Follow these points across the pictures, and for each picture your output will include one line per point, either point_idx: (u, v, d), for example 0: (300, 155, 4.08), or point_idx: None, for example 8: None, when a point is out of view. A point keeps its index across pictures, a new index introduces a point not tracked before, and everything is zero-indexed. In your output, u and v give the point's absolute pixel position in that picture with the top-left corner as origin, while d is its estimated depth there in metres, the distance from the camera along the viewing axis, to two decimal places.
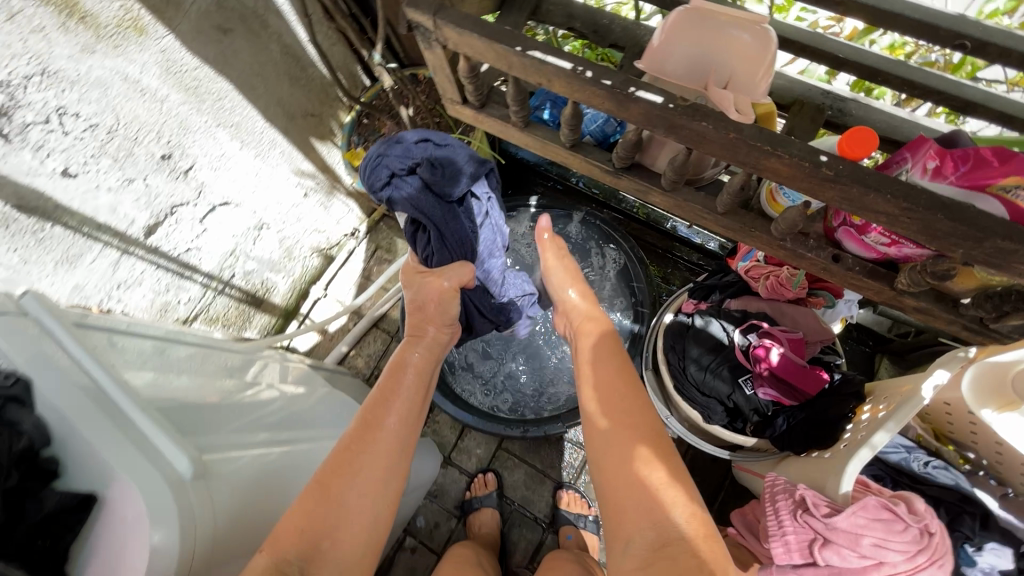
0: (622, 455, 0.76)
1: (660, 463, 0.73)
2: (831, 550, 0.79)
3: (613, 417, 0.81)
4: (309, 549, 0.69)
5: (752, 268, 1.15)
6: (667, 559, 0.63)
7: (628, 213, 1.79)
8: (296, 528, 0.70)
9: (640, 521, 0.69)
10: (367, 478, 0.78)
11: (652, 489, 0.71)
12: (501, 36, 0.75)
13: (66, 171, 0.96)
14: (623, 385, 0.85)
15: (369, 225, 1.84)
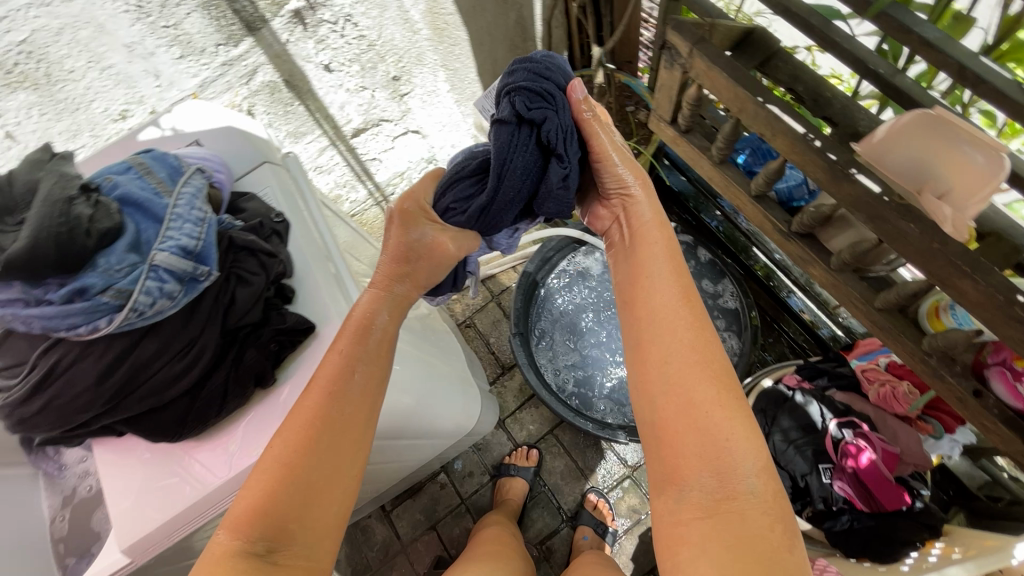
0: (682, 396, 0.61)
1: (723, 412, 0.59)
2: None
3: (667, 348, 0.64)
4: (275, 530, 0.56)
5: (870, 369, 1.15)
6: (735, 520, 0.55)
7: (749, 271, 1.80)
8: (257, 504, 0.56)
9: (702, 472, 0.57)
10: (336, 423, 0.62)
11: (717, 438, 0.58)
12: (746, 82, 0.82)
13: (328, 65, 1.15)
14: (680, 339, 0.65)
15: None
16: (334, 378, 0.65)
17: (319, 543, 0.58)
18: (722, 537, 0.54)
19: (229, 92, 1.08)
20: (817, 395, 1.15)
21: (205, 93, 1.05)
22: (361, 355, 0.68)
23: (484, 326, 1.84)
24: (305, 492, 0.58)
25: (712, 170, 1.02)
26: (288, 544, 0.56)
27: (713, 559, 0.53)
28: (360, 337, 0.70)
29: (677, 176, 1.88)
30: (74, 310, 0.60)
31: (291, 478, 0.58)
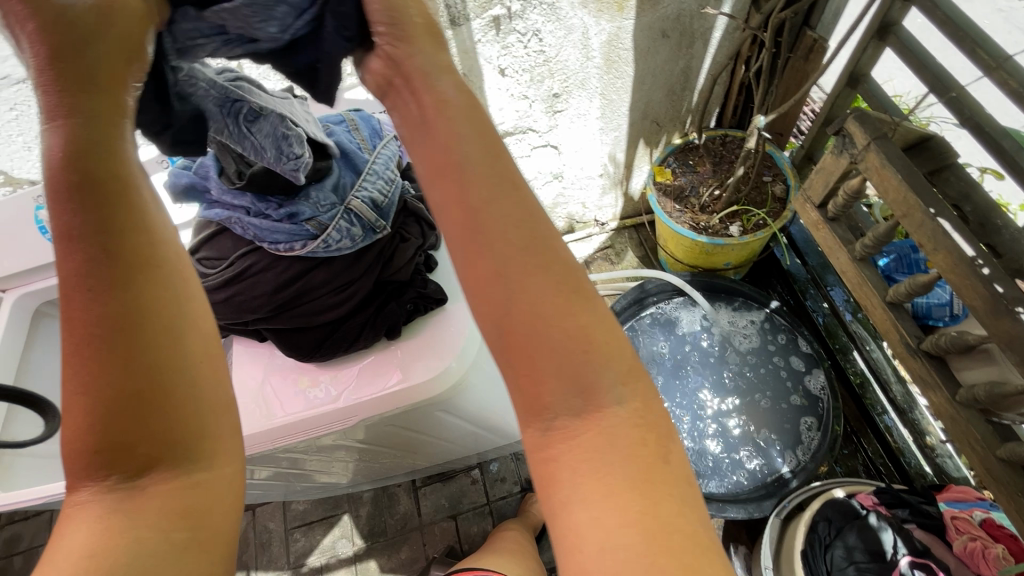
0: (547, 333, 0.44)
1: (577, 323, 0.45)
2: None
3: (496, 229, 0.45)
4: (115, 456, 0.41)
5: (960, 519, 1.06)
6: (609, 444, 0.44)
7: (842, 374, 1.70)
8: (85, 437, 0.41)
9: (561, 394, 0.44)
10: (117, 307, 0.42)
11: (575, 355, 0.44)
12: (921, 190, 0.80)
13: (503, 70, 1.24)
14: (508, 244, 0.45)
15: (617, 225, 1.99)
16: (93, 242, 0.42)
17: (193, 453, 0.43)
18: (619, 482, 0.43)
19: None
20: (894, 525, 1.07)
21: None
22: (94, 196, 0.42)
23: None
24: (127, 411, 0.41)
25: (848, 265, 1.00)
26: (150, 472, 0.42)
27: (611, 510, 0.42)
28: (94, 171, 0.43)
29: (791, 257, 1.82)
30: (283, 229, 0.76)
31: (97, 394, 0.41)
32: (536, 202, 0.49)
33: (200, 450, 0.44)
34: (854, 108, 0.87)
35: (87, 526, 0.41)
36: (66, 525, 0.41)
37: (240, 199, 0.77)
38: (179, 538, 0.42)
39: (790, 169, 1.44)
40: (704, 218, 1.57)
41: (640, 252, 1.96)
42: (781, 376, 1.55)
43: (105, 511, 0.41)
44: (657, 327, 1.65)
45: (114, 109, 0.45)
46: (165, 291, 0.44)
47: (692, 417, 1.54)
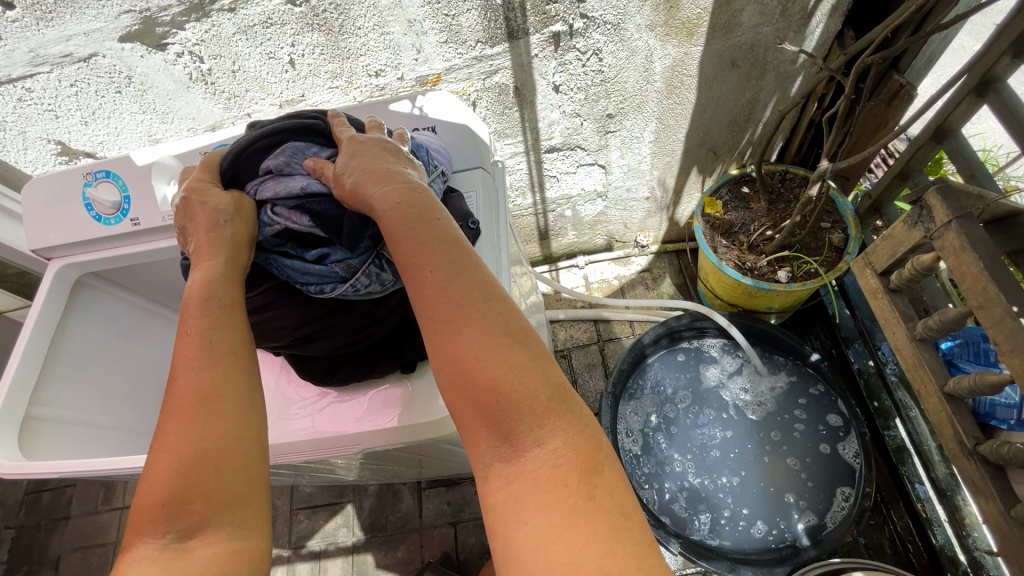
0: (490, 404, 0.55)
1: (512, 385, 0.55)
2: None
3: (452, 332, 0.58)
4: (176, 507, 0.54)
5: None
6: (532, 485, 0.52)
7: (879, 439, 1.60)
8: (159, 490, 0.54)
9: (496, 451, 0.55)
10: (208, 389, 0.60)
11: (501, 417, 0.55)
12: (1004, 283, 0.71)
13: (557, 86, 1.18)
14: (464, 336, 0.57)
15: (657, 249, 1.92)
16: (205, 337, 0.63)
17: (239, 504, 0.56)
18: (545, 519, 0.50)
19: (466, 82, 1.14)
20: None
21: (447, 77, 1.12)
22: (225, 307, 0.66)
23: (578, 364, 1.82)
24: (186, 469, 0.55)
25: (905, 343, 0.91)
26: (198, 516, 0.53)
27: (540, 537, 0.49)
28: (226, 292, 0.67)
29: (840, 306, 1.71)
30: (313, 272, 0.73)
31: (172, 459, 0.55)
32: (500, 289, 0.61)
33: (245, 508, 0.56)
34: (938, 177, 0.78)
35: (140, 564, 0.52)
36: (125, 564, 0.52)
37: (280, 242, 0.76)
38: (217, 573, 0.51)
39: (853, 219, 1.33)
40: (751, 258, 1.49)
41: (678, 280, 1.88)
42: (810, 440, 1.46)
43: (156, 562, 0.51)
44: (683, 367, 1.59)
45: (243, 248, 0.72)
46: (251, 385, 0.63)
47: (709, 467, 1.46)
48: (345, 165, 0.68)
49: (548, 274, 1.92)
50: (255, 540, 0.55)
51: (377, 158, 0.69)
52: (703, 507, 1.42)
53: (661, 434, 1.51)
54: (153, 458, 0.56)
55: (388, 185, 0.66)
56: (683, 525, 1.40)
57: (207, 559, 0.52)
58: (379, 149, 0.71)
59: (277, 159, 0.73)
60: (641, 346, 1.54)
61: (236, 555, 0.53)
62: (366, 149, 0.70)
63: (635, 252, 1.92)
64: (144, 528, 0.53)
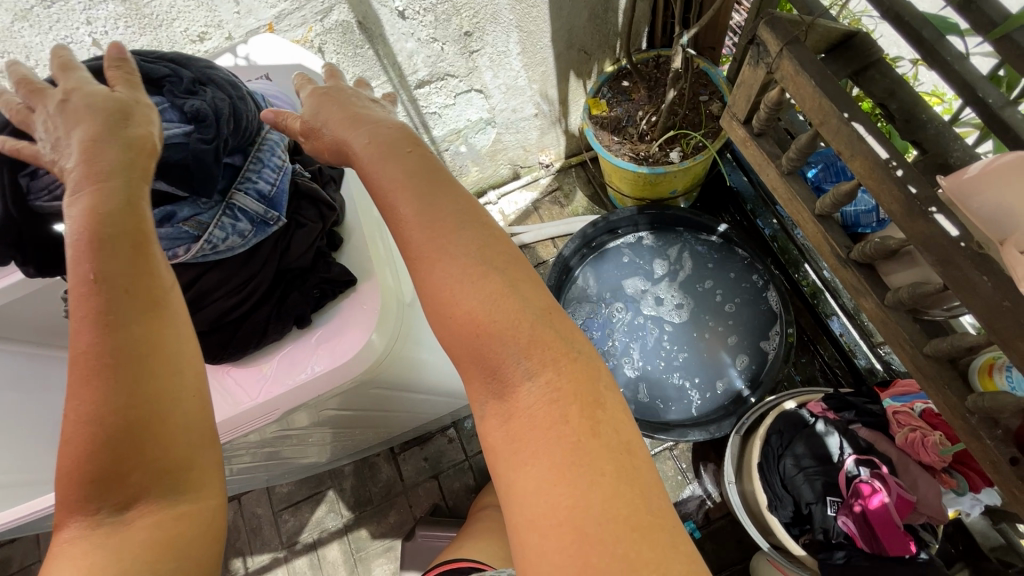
0: (479, 340, 0.55)
1: (494, 320, 0.55)
2: None
3: (429, 263, 0.58)
4: (108, 479, 0.53)
5: (902, 412, 1.11)
6: (529, 422, 0.53)
7: (795, 285, 1.73)
8: (85, 464, 0.52)
9: (487, 383, 0.56)
10: (128, 349, 0.55)
11: (489, 353, 0.55)
12: (835, 95, 0.76)
13: (402, 12, 1.13)
14: (437, 270, 0.57)
15: (562, 165, 1.92)
16: (115, 289, 0.57)
17: (178, 467, 0.55)
18: (543, 452, 0.51)
19: (303, 27, 1.07)
20: (840, 428, 1.12)
21: (280, 26, 1.05)
22: (130, 242, 0.60)
23: None
24: (118, 446, 0.53)
25: (777, 180, 0.97)
26: (136, 490, 0.53)
27: (539, 472, 0.50)
28: (128, 220, 0.60)
29: (737, 175, 1.79)
30: (161, 234, 0.70)
31: (92, 440, 0.52)
32: (480, 211, 0.62)
33: (184, 476, 0.56)
34: (765, 12, 0.82)
35: (81, 543, 0.51)
36: (65, 546, 0.52)
37: None
38: (163, 537, 0.52)
39: (724, 83, 1.39)
40: (644, 146, 1.52)
41: (589, 190, 1.91)
42: (738, 299, 1.56)
43: (93, 539, 0.51)
44: (611, 268, 1.64)
45: (138, 159, 0.63)
46: (177, 336, 0.59)
47: (651, 351, 1.55)
48: (315, 116, 0.70)
49: None
50: (203, 502, 0.56)
51: (344, 106, 0.70)
52: (654, 387, 1.52)
53: (603, 335, 1.58)
54: (68, 438, 0.52)
55: (362, 129, 0.67)
56: (640, 409, 1.49)
57: (158, 528, 0.52)
58: (340, 95, 0.73)
59: (100, 104, 0.68)
60: (563, 260, 1.58)
61: (187, 517, 0.54)
62: (331, 99, 0.72)
63: (540, 173, 1.92)
64: (75, 508, 0.52)
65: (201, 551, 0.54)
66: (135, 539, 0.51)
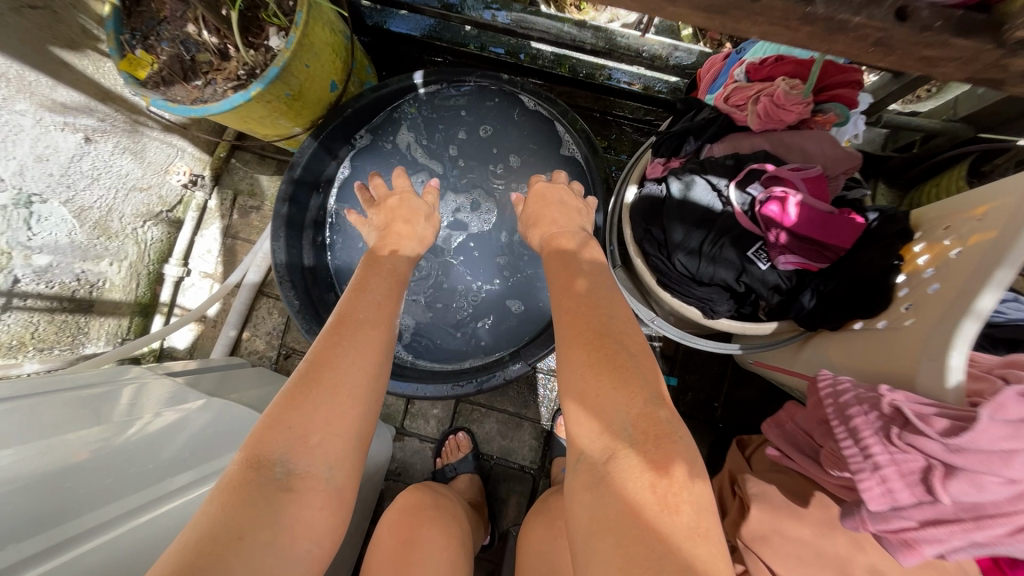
0: (574, 373, 0.63)
1: (594, 376, 0.61)
2: (961, 481, 0.50)
3: (567, 348, 0.66)
4: (296, 434, 0.60)
5: (733, 91, 0.82)
6: (612, 501, 0.51)
7: (548, 74, 1.35)
8: (288, 412, 0.62)
9: (598, 449, 0.56)
10: (373, 358, 0.72)
11: (602, 406, 0.58)
12: None
13: None
14: (565, 324, 0.69)
15: (214, 167, 1.38)
16: (360, 318, 0.76)
17: (344, 460, 0.63)
18: (634, 515, 0.50)
19: None
20: (696, 169, 0.78)
21: None
22: (387, 292, 0.83)
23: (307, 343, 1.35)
24: (328, 415, 0.63)
25: None
26: (313, 462, 0.59)
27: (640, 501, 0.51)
28: (387, 292, 0.83)
29: (391, 13, 1.25)
30: None
31: (312, 408, 0.63)
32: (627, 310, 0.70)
33: (344, 465, 0.62)
34: None
35: (249, 488, 0.55)
36: (228, 487, 0.55)
37: None
38: (313, 507, 0.57)
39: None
40: (233, 62, 1.00)
41: (272, 167, 1.41)
42: (493, 129, 1.20)
43: (243, 484, 0.55)
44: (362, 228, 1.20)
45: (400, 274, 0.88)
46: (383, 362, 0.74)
47: (475, 267, 1.18)
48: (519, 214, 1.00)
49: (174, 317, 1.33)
50: (331, 505, 0.59)
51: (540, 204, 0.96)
52: (511, 296, 1.17)
53: (418, 300, 1.17)
54: (296, 400, 0.62)
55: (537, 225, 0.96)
56: (519, 334, 1.14)
57: (309, 505, 0.57)
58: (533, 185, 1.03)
59: None
60: (294, 266, 1.08)
61: (328, 503, 0.59)
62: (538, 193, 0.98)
63: (191, 196, 1.35)
64: (249, 467, 0.57)
65: (322, 548, 0.58)
66: (293, 508, 0.56)
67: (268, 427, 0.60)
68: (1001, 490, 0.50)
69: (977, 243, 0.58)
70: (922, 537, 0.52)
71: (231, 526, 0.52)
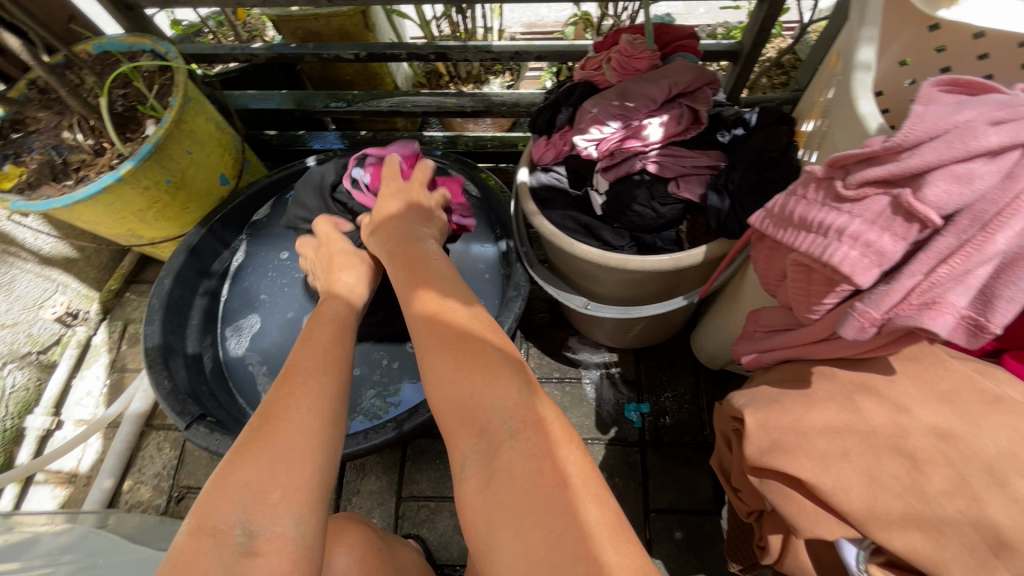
0: (471, 388, 0.48)
1: (465, 364, 0.50)
2: (997, 210, 0.34)
3: (457, 371, 0.50)
4: (258, 497, 0.47)
5: (587, 62, 0.87)
6: (516, 491, 0.41)
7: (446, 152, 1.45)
8: (251, 474, 0.48)
9: (473, 447, 0.45)
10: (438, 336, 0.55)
11: (472, 401, 0.48)
12: None
13: None
14: (437, 364, 0.52)
15: (104, 302, 1.27)
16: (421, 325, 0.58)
17: (316, 507, 0.49)
18: (516, 508, 0.40)
19: None
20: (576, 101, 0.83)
21: None
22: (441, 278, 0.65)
23: (203, 473, 1.09)
24: (274, 465, 0.49)
25: None
26: (279, 517, 0.46)
27: (516, 509, 0.40)
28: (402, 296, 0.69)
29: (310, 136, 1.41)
30: None
31: (261, 453, 0.50)
32: (489, 345, 0.52)
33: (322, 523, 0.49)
34: None
35: (203, 557, 0.43)
36: (187, 557, 0.43)
37: None
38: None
39: (128, 36, 1.01)
40: (106, 155, 0.99)
41: None
42: None
43: (199, 553, 0.43)
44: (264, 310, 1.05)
45: None
46: None
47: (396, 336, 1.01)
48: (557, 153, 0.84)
49: (34, 477, 1.08)
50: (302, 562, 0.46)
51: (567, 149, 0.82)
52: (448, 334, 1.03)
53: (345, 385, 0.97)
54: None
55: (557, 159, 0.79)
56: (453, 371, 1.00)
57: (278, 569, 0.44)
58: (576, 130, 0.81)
59: None
60: (172, 350, 0.92)
61: (297, 568, 0.45)
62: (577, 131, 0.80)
63: (71, 334, 1.21)
64: (197, 533, 0.45)
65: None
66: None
67: (223, 488, 0.47)
68: (1005, 175, 0.34)
69: (842, 57, 0.59)
70: (936, 287, 0.35)
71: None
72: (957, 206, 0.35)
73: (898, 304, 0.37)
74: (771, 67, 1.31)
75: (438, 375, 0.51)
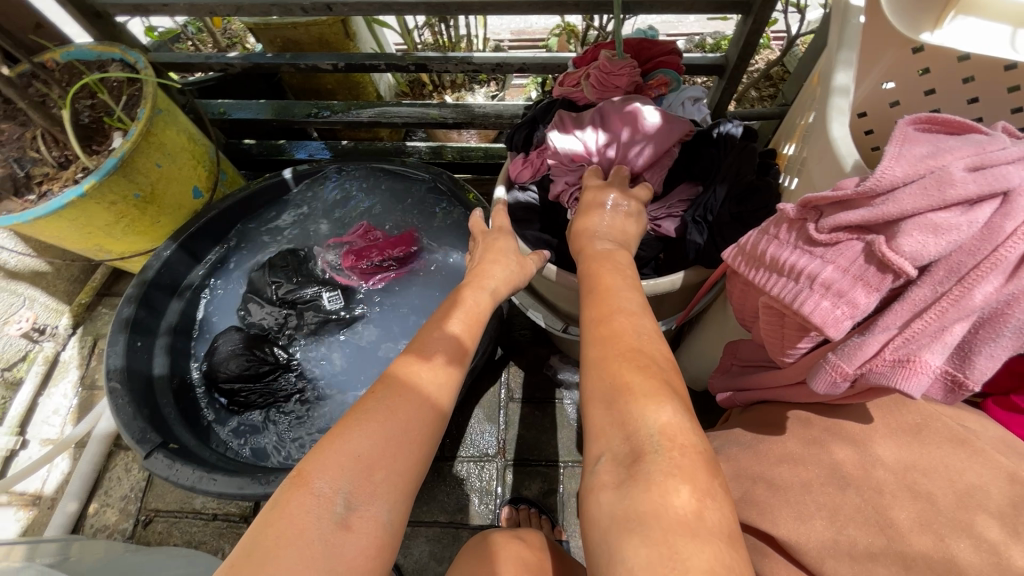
0: (622, 383, 0.41)
1: (621, 352, 0.43)
2: (976, 263, 0.31)
3: (619, 359, 0.43)
4: (363, 469, 0.45)
5: (565, 78, 0.84)
6: (661, 508, 0.34)
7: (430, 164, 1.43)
8: (359, 447, 0.46)
9: (616, 449, 0.39)
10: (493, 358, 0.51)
11: (621, 402, 0.40)
12: None
13: None
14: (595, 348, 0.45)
15: (75, 316, 1.23)
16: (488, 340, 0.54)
17: (409, 497, 0.47)
18: (647, 525, 0.34)
19: None
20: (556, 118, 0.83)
21: None
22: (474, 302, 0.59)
23: (173, 495, 1.06)
24: (382, 442, 0.47)
25: None
26: (375, 499, 0.44)
27: (640, 517, 0.34)
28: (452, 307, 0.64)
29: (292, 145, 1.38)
30: None
31: (369, 421, 0.48)
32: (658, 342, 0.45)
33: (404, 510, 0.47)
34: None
35: (300, 521, 0.42)
36: (280, 515, 0.42)
37: None
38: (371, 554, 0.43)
39: (97, 45, 0.98)
40: (72, 169, 0.96)
41: None
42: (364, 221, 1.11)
43: (301, 511, 0.42)
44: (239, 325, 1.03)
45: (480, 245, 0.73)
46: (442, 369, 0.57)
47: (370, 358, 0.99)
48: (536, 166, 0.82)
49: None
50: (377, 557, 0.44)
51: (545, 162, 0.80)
52: None
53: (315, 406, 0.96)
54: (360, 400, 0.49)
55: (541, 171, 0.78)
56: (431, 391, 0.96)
57: (363, 550, 0.43)
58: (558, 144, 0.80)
59: None
60: (135, 374, 0.89)
61: (379, 556, 0.44)
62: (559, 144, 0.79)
63: (38, 351, 1.18)
64: (295, 486, 0.44)
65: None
66: (346, 556, 0.42)
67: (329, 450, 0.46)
68: (983, 226, 0.32)
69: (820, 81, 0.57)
70: (912, 342, 0.33)
71: (259, 547, 0.41)
72: (933, 257, 0.33)
73: (876, 359, 0.35)
74: (758, 79, 1.29)
75: (595, 357, 0.44)
